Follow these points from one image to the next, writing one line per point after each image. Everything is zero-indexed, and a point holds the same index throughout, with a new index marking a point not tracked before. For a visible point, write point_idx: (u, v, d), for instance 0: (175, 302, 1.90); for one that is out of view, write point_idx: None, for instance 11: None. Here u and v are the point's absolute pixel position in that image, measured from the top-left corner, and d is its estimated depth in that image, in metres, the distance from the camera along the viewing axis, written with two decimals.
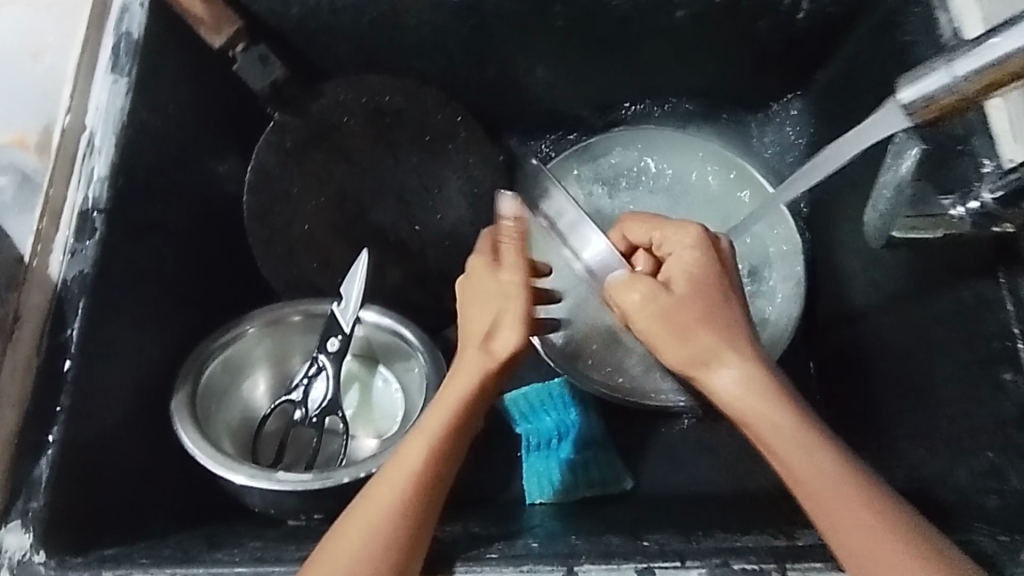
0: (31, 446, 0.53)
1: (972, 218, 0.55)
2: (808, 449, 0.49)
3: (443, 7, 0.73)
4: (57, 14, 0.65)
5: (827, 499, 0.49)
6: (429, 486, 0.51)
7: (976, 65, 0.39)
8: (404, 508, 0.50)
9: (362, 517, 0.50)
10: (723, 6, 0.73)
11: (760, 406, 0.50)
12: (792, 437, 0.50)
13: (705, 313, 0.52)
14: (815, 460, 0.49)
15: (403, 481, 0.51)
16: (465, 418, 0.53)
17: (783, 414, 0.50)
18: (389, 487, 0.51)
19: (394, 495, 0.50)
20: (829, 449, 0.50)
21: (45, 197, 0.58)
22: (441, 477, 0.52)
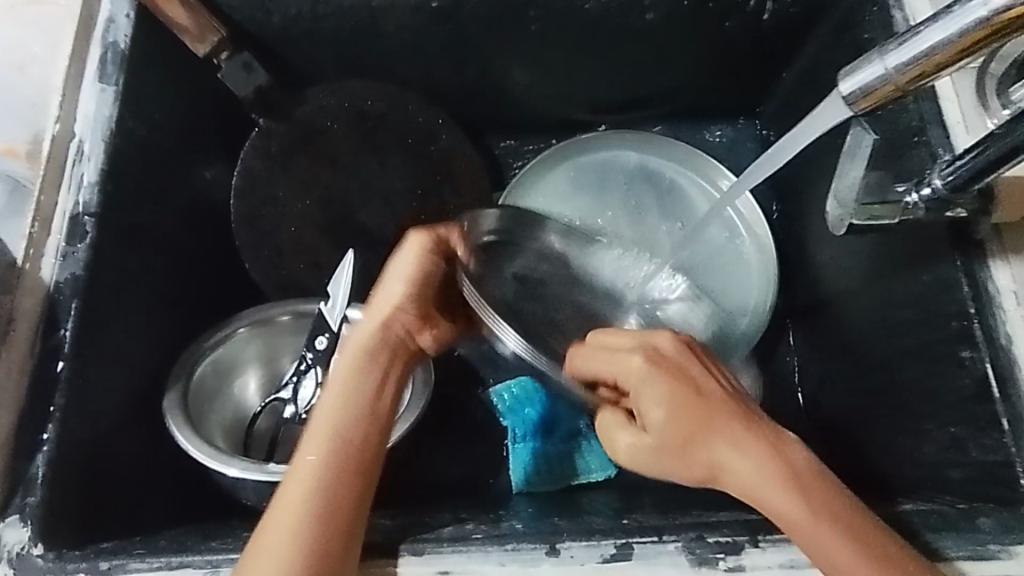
0: (27, 444, 0.54)
1: (926, 204, 0.57)
2: (789, 501, 0.48)
3: (421, 13, 0.75)
4: (42, 24, 0.66)
5: (813, 540, 0.47)
6: (341, 496, 0.49)
7: (906, 57, 0.40)
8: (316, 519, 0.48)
9: (276, 529, 0.48)
10: (691, 7, 0.76)
11: (739, 471, 0.50)
12: (773, 495, 0.49)
13: (690, 397, 0.50)
14: (797, 513, 0.48)
15: (315, 458, 0.50)
16: (367, 393, 0.54)
17: (755, 460, 0.49)
18: (305, 470, 0.50)
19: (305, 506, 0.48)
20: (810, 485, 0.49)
21: (35, 203, 0.59)
22: (358, 450, 0.52)
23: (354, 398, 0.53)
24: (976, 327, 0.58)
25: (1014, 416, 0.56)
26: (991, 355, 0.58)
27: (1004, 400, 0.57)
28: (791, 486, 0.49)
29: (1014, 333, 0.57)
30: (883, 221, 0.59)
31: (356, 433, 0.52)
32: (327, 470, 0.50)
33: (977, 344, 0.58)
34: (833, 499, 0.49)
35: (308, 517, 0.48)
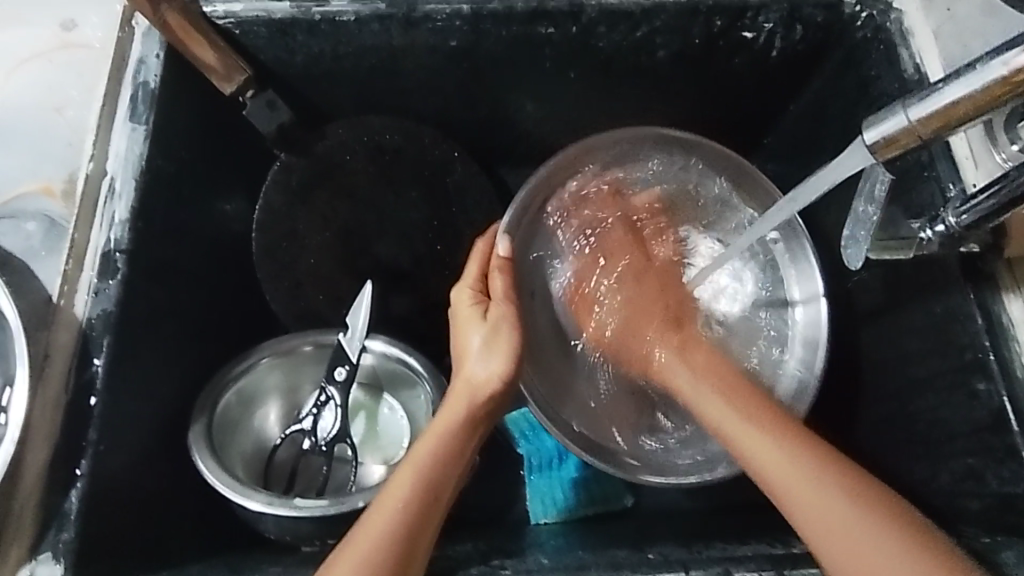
0: (60, 481, 0.55)
1: (939, 240, 0.59)
2: (791, 463, 0.54)
3: (439, 52, 0.76)
4: (78, 68, 0.68)
5: (798, 500, 0.52)
6: (418, 510, 0.53)
7: (928, 109, 0.40)
8: (394, 534, 0.52)
9: (364, 534, 0.52)
10: (702, 45, 0.78)
11: (715, 417, 0.61)
12: (763, 452, 0.56)
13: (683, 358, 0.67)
14: (788, 472, 0.54)
15: (406, 489, 0.54)
16: (463, 444, 0.58)
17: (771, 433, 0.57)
18: (395, 499, 0.54)
19: (387, 522, 0.52)
20: (811, 457, 0.54)
21: (70, 240, 0.61)
22: (443, 494, 0.56)
23: (447, 444, 0.58)
24: (992, 361, 0.59)
25: None
26: (1008, 389, 0.58)
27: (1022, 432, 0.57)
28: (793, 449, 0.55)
29: None
30: (896, 254, 0.60)
31: (447, 470, 0.57)
32: (415, 498, 0.54)
33: (992, 376, 0.59)
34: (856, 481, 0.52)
35: (382, 534, 0.52)
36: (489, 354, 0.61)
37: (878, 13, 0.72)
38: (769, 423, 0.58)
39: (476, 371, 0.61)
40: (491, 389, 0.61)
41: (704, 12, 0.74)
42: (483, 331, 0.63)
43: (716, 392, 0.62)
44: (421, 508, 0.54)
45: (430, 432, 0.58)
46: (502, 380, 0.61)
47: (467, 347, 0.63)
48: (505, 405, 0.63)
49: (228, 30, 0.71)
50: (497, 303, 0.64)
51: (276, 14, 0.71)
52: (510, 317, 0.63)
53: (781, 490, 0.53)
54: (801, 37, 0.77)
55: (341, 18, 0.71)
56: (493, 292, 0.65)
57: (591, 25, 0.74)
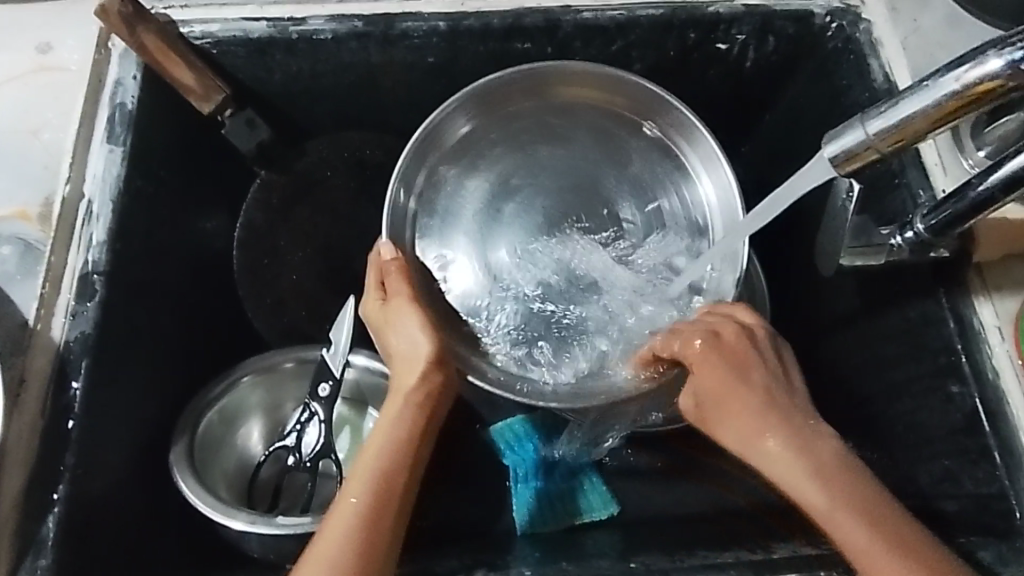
0: (37, 507, 0.54)
1: (909, 246, 0.60)
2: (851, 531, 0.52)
3: (417, 69, 0.77)
4: (54, 90, 0.68)
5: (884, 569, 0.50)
6: (375, 510, 0.54)
7: (885, 124, 0.41)
8: (355, 539, 0.52)
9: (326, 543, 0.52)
10: (677, 58, 0.79)
11: (784, 461, 0.56)
12: (839, 514, 0.53)
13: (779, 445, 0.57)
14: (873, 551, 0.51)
15: (355, 507, 0.54)
16: (406, 445, 0.59)
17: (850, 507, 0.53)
18: (344, 518, 0.54)
19: (343, 527, 0.53)
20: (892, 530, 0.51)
21: (46, 264, 0.61)
22: (394, 488, 0.56)
23: (389, 448, 0.59)
24: (964, 362, 0.61)
25: (1007, 449, 0.58)
26: (980, 392, 0.60)
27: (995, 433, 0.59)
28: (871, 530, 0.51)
29: (1001, 369, 0.59)
30: (867, 260, 0.62)
31: (395, 471, 0.57)
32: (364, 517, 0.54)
33: (966, 380, 0.61)
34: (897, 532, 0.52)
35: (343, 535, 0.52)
36: (413, 346, 0.62)
37: (848, 23, 0.74)
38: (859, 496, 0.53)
39: (410, 365, 0.62)
40: (421, 374, 0.62)
41: (677, 25, 0.75)
42: (393, 332, 0.63)
43: (783, 450, 0.57)
44: (373, 521, 0.54)
45: (378, 432, 0.60)
46: (429, 364, 0.62)
47: (388, 340, 0.64)
48: (448, 390, 0.64)
49: (205, 51, 0.72)
50: (396, 298, 0.63)
51: (254, 34, 0.71)
52: (415, 314, 0.62)
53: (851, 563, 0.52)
54: (773, 48, 0.78)
55: (318, 37, 0.72)
56: (390, 289, 0.64)
57: (566, 40, 0.75)
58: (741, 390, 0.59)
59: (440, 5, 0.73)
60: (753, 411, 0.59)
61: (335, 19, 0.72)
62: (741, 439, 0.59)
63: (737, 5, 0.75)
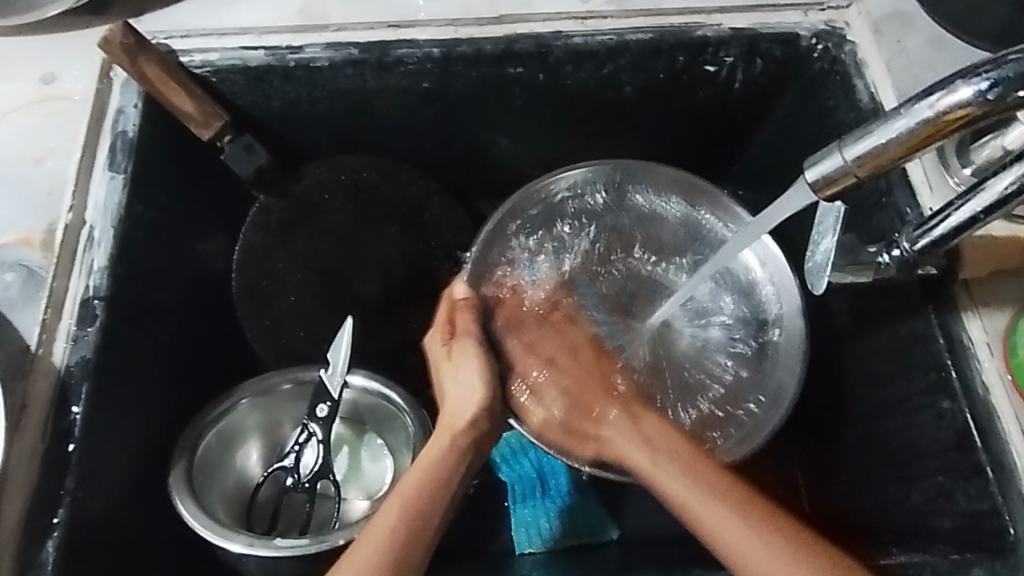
0: (38, 530, 0.55)
1: (896, 264, 0.60)
2: (714, 505, 0.56)
3: (412, 94, 0.78)
4: (57, 119, 0.69)
5: (738, 545, 0.53)
6: (407, 539, 0.55)
7: (863, 149, 0.42)
8: (388, 568, 0.53)
9: (352, 568, 0.52)
10: (667, 80, 0.80)
11: (624, 442, 0.63)
12: (688, 492, 0.57)
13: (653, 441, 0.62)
14: (730, 523, 0.54)
15: (390, 527, 0.55)
16: (447, 479, 0.59)
17: (693, 476, 0.58)
18: (377, 535, 0.54)
19: (376, 556, 0.53)
20: (747, 505, 0.55)
21: (48, 290, 0.62)
22: (428, 525, 0.56)
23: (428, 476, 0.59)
24: (955, 380, 0.61)
25: (998, 465, 0.58)
26: (971, 409, 0.60)
27: (986, 450, 0.58)
28: (727, 508, 0.55)
29: (990, 384, 0.59)
30: (856, 277, 0.62)
31: (431, 508, 0.57)
32: (395, 538, 0.54)
33: (956, 396, 0.61)
34: (764, 511, 0.55)
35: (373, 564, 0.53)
36: (469, 389, 0.64)
37: (833, 45, 0.75)
38: (688, 465, 0.59)
39: (459, 404, 0.64)
40: (472, 418, 0.63)
41: (666, 49, 0.77)
42: (450, 371, 0.66)
43: (652, 434, 0.63)
44: (406, 542, 0.54)
45: (417, 469, 0.60)
46: (479, 406, 0.64)
47: (445, 384, 0.66)
48: (494, 436, 0.64)
49: (205, 79, 0.73)
50: (462, 339, 0.66)
51: (251, 62, 0.73)
52: (473, 355, 0.66)
53: (718, 539, 0.54)
54: (761, 70, 0.80)
55: (315, 64, 0.74)
56: (458, 327, 0.67)
57: (558, 64, 0.77)
58: (595, 390, 0.68)
59: (435, 32, 0.75)
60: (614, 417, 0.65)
61: (331, 46, 0.74)
62: (586, 438, 0.66)
63: (724, 28, 0.76)
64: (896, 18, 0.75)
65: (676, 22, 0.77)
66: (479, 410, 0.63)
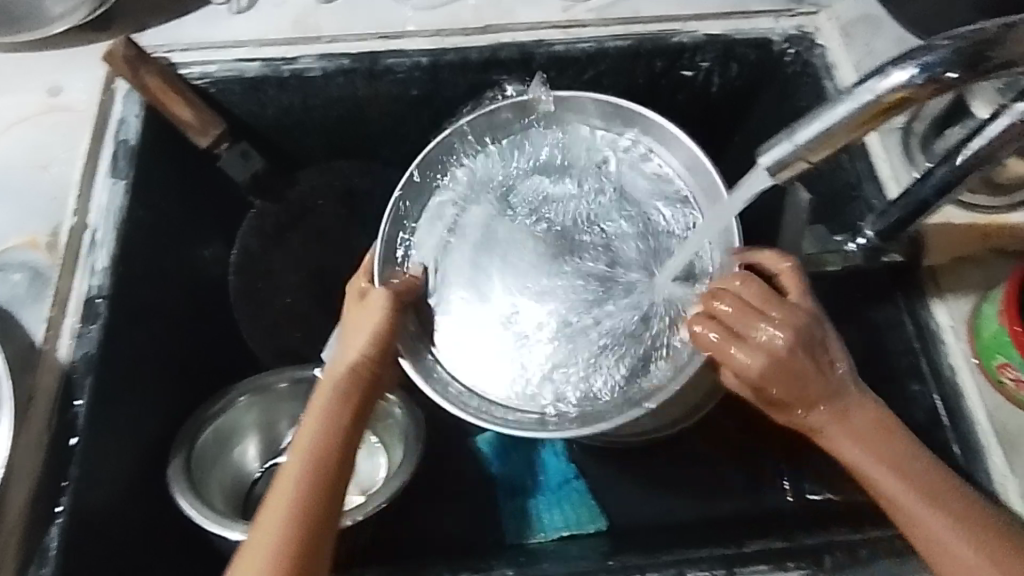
0: (43, 517, 0.58)
1: (864, 252, 0.63)
2: (889, 473, 0.52)
3: (403, 101, 0.82)
4: (62, 129, 0.73)
5: (902, 504, 0.51)
6: (314, 501, 0.51)
7: (812, 135, 0.45)
8: (288, 548, 0.49)
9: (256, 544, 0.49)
10: (646, 85, 0.84)
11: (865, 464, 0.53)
12: (882, 476, 0.52)
13: (840, 415, 0.54)
14: (896, 486, 0.52)
15: (295, 487, 0.51)
16: (336, 435, 0.54)
17: (866, 443, 0.54)
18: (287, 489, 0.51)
19: (279, 526, 0.49)
20: (926, 473, 0.52)
21: (53, 289, 0.65)
22: (337, 477, 0.52)
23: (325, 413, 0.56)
24: (923, 362, 0.64)
25: (964, 443, 0.60)
26: (939, 389, 0.62)
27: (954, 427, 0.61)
28: (900, 476, 0.52)
29: (957, 365, 0.62)
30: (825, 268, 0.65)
31: (330, 470, 0.52)
32: (317, 485, 0.51)
33: (925, 378, 0.63)
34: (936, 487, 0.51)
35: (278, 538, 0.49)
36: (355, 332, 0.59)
37: (803, 49, 0.79)
38: (873, 446, 0.53)
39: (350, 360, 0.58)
40: (367, 363, 0.58)
41: (644, 55, 0.80)
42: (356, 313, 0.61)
43: (868, 429, 0.54)
44: (304, 516, 0.50)
45: (307, 428, 0.55)
46: (364, 357, 0.58)
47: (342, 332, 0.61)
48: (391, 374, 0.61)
49: (204, 89, 0.77)
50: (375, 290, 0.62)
51: (248, 73, 0.77)
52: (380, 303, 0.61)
53: (887, 504, 0.52)
54: (737, 74, 0.83)
55: (309, 74, 0.77)
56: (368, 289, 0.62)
57: (541, 70, 0.80)
58: (810, 381, 0.54)
59: (422, 42, 0.78)
60: (819, 410, 0.55)
61: (323, 57, 0.77)
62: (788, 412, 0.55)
63: (699, 34, 0.80)
64: (864, 23, 0.78)
65: (652, 29, 0.80)
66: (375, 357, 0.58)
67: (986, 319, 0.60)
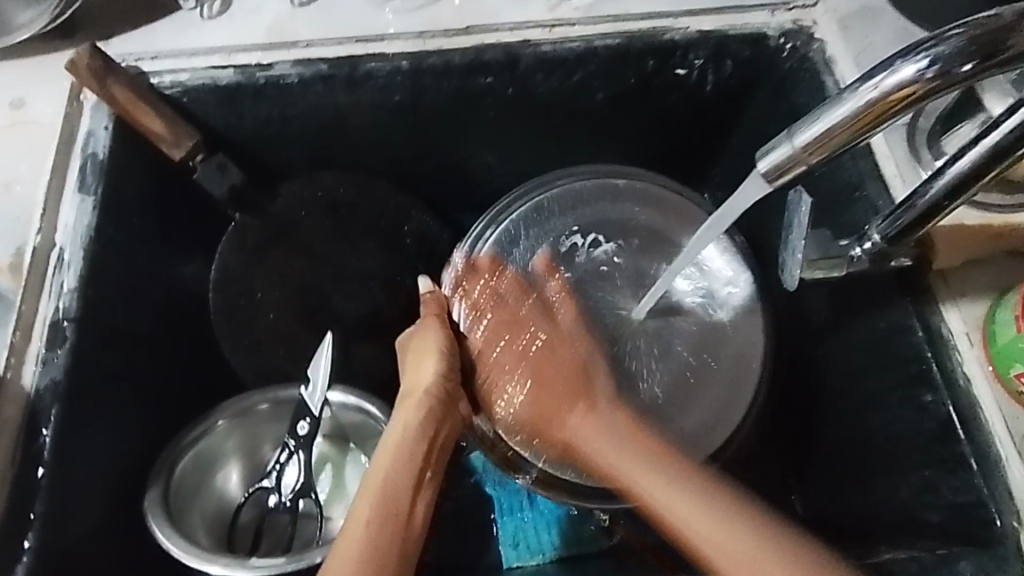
0: (7, 556, 0.55)
1: (868, 257, 0.60)
2: (737, 520, 0.55)
3: (384, 108, 0.78)
4: (26, 144, 0.69)
5: (756, 544, 0.53)
6: (390, 532, 0.57)
7: (810, 135, 0.42)
8: (374, 562, 0.55)
9: (338, 558, 0.55)
10: (637, 85, 0.80)
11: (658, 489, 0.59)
12: (707, 522, 0.55)
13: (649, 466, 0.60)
14: (746, 543, 0.53)
15: (367, 518, 0.57)
16: (410, 463, 0.62)
17: (687, 492, 0.57)
18: (352, 545, 0.56)
19: (361, 546, 0.55)
20: (772, 544, 0.53)
21: (17, 313, 0.62)
22: (406, 510, 0.59)
23: (398, 471, 0.61)
24: (935, 371, 0.60)
25: (979, 456, 0.57)
26: (953, 399, 0.59)
27: (969, 440, 0.58)
28: (752, 521, 0.55)
29: (971, 375, 0.58)
30: (828, 273, 0.62)
31: (403, 502, 0.59)
32: (384, 516, 0.58)
33: (937, 388, 0.60)
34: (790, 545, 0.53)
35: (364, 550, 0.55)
36: (421, 360, 0.67)
37: (801, 44, 0.76)
38: (693, 487, 0.58)
39: (429, 388, 0.66)
40: (433, 385, 0.66)
41: (635, 53, 0.77)
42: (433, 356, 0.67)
43: (672, 475, 0.59)
44: (383, 537, 0.56)
45: (376, 466, 0.62)
46: (436, 382, 0.66)
47: (413, 372, 0.67)
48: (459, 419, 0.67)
49: (176, 99, 0.73)
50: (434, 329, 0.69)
51: (221, 81, 0.73)
52: (438, 330, 0.69)
53: (713, 551, 0.54)
54: (732, 71, 0.80)
55: (285, 81, 0.74)
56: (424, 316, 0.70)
57: (528, 72, 0.77)
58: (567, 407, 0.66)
59: (403, 45, 0.75)
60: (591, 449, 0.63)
61: (300, 63, 0.74)
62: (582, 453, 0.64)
63: (692, 31, 0.77)
64: (863, 15, 0.75)
65: (643, 26, 0.77)
66: (443, 386, 0.66)
67: (1002, 326, 0.57)
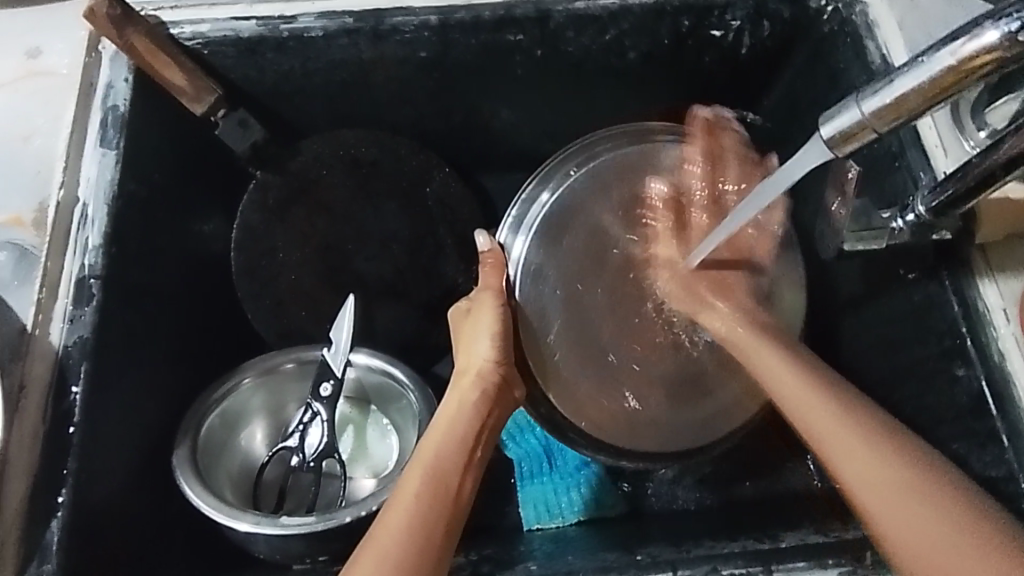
0: (42, 512, 0.55)
1: (910, 228, 0.59)
2: (884, 456, 0.51)
3: (409, 63, 0.76)
4: (43, 94, 0.67)
5: (860, 469, 0.51)
6: (439, 500, 0.53)
7: (881, 103, 0.43)
8: (418, 530, 0.50)
9: (385, 527, 0.50)
10: (671, 44, 0.78)
11: (796, 396, 0.58)
12: (837, 430, 0.54)
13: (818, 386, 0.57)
14: (884, 477, 0.50)
15: (417, 487, 0.53)
16: (460, 436, 0.58)
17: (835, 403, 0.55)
18: (400, 514, 0.51)
19: (407, 515, 0.51)
20: (921, 462, 0.50)
21: (42, 270, 0.61)
22: (453, 480, 0.55)
23: (449, 442, 0.57)
24: (970, 346, 0.60)
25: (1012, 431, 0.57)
26: (986, 373, 0.59)
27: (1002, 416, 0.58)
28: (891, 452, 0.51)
29: (1007, 350, 0.58)
30: (869, 245, 0.61)
31: (454, 471, 0.55)
32: (433, 487, 0.53)
33: (971, 362, 0.60)
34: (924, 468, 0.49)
35: (412, 516, 0.51)
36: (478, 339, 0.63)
37: (843, 6, 0.72)
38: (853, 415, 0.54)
39: (485, 370, 0.62)
40: (487, 369, 0.62)
41: (670, 12, 0.74)
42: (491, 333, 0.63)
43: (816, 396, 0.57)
44: (434, 503, 0.52)
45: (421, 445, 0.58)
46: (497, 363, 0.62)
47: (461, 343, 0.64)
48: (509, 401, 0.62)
49: (196, 51, 0.71)
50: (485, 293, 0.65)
51: (243, 33, 0.71)
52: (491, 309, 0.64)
53: (864, 483, 0.50)
54: (769, 33, 0.77)
55: (308, 34, 0.71)
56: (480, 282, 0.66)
57: (559, 29, 0.75)
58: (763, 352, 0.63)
59: None
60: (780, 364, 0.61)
61: (324, 15, 0.71)
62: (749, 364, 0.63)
63: None
64: None
65: None
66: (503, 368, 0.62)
67: None
